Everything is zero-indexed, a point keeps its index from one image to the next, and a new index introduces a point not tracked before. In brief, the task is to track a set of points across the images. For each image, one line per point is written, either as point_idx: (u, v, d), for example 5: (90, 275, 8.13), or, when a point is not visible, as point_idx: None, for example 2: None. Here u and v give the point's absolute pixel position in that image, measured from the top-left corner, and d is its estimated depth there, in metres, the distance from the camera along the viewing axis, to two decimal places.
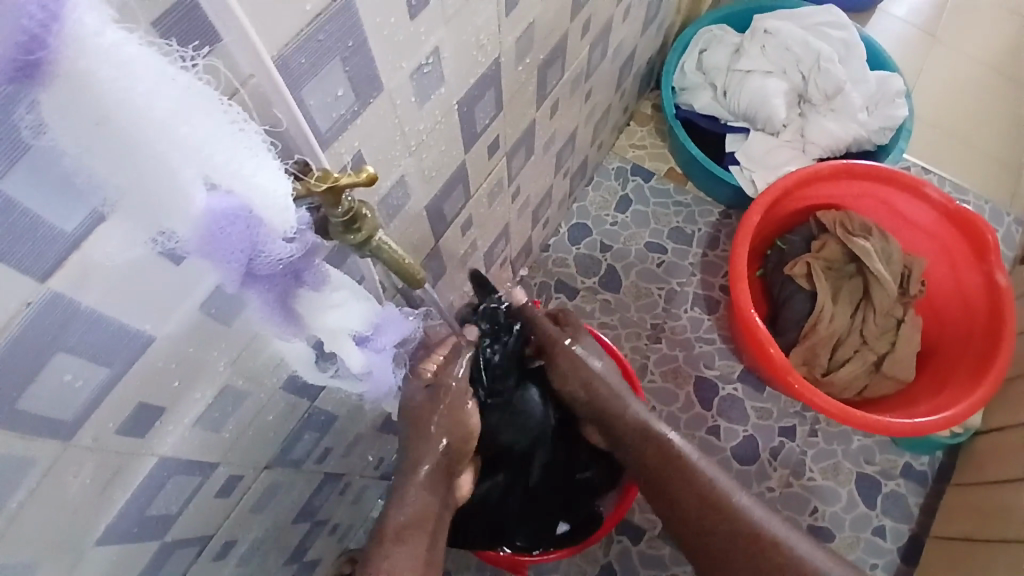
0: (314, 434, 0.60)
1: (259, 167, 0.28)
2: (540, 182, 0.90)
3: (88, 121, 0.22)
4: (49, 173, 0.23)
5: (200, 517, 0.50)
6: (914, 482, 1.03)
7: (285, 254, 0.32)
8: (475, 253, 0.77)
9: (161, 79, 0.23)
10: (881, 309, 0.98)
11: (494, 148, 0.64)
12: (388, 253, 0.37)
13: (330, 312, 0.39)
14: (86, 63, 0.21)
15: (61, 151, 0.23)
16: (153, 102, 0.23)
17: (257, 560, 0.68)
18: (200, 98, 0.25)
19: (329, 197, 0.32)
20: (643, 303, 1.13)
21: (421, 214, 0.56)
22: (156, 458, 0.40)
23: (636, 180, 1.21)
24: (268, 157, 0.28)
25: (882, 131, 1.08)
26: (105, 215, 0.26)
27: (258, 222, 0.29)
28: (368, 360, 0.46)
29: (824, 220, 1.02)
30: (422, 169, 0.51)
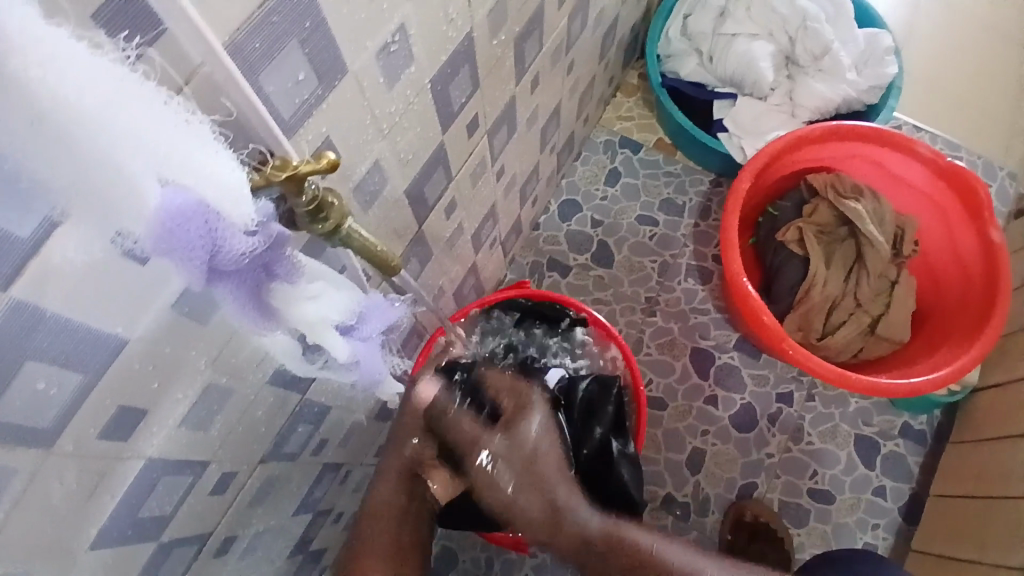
0: (309, 426, 0.60)
1: (209, 157, 0.27)
2: (526, 160, 0.88)
3: (25, 121, 0.21)
4: None
5: (196, 515, 0.49)
6: (913, 441, 1.04)
7: (250, 248, 0.31)
8: (462, 235, 0.76)
9: (95, 72, 0.22)
10: (875, 271, 0.97)
11: (473, 127, 0.63)
12: (360, 240, 0.36)
13: (309, 304, 0.38)
14: (15, 59, 0.20)
15: (1, 156, 0.22)
16: (90, 96, 0.22)
17: (261, 552, 0.68)
18: (140, 89, 0.24)
19: (291, 185, 0.31)
20: (637, 277, 1.12)
21: (402, 199, 0.55)
22: (143, 459, 0.39)
23: (624, 152, 1.19)
24: (218, 147, 0.28)
25: (872, 90, 1.05)
26: (60, 220, 0.25)
27: (216, 215, 0.29)
28: (354, 350, 0.46)
29: (814, 184, 1.01)
30: (397, 152, 0.49)
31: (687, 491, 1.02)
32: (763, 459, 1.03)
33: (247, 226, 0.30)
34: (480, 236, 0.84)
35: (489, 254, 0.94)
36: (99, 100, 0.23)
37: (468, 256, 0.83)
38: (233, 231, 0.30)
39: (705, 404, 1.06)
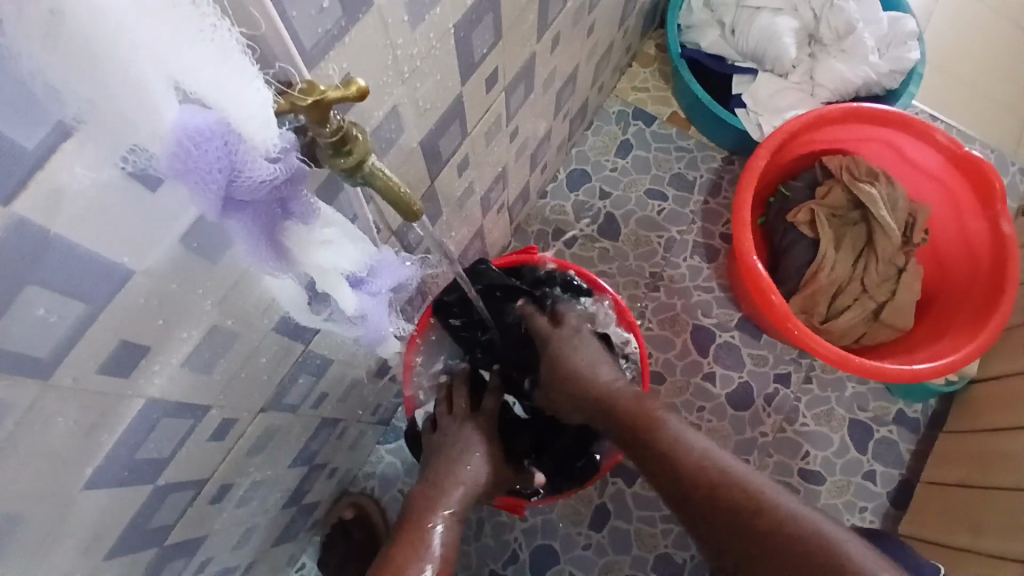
0: (310, 378, 0.60)
1: (232, 73, 0.26)
2: (539, 124, 0.86)
3: (43, 13, 0.20)
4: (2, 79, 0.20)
5: (194, 460, 0.49)
6: (906, 429, 1.04)
7: (269, 176, 0.30)
8: (472, 196, 0.75)
9: None
10: (883, 257, 0.96)
11: (492, 82, 0.60)
12: (382, 180, 0.34)
13: (322, 248, 0.37)
14: None
15: (12, 51, 0.20)
16: None
17: (256, 502, 0.68)
18: None
19: (314, 114, 0.29)
20: (642, 251, 1.11)
21: (416, 150, 0.53)
22: (144, 399, 0.39)
23: (637, 124, 1.17)
24: (243, 63, 0.26)
25: (892, 74, 1.03)
26: (72, 130, 0.23)
27: (236, 137, 0.28)
28: (363, 303, 0.45)
29: (829, 165, 0.99)
30: (416, 100, 0.47)
31: None
32: (757, 438, 1.04)
33: (267, 155, 0.29)
34: (489, 198, 0.83)
35: (496, 219, 0.92)
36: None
37: (475, 219, 0.82)
38: (252, 158, 0.29)
39: (702, 381, 1.06)
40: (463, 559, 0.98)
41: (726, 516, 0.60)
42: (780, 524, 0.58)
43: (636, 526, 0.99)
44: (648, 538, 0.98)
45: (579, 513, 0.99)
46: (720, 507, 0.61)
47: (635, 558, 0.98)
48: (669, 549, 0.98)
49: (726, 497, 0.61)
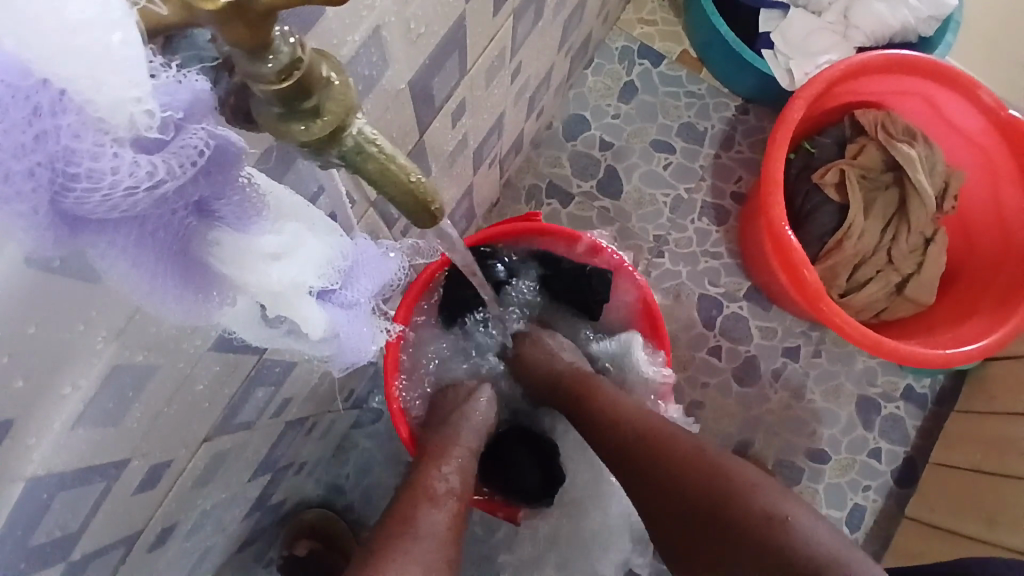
0: (269, 389, 0.47)
1: None
2: (542, 59, 0.71)
3: None
4: None
5: (117, 519, 0.36)
6: (914, 404, 0.99)
7: (143, 173, 0.19)
8: (465, 149, 0.60)
9: None
10: (914, 226, 0.87)
11: (500, 1, 0.45)
12: (373, 158, 0.23)
13: (273, 266, 0.25)
14: None
15: None
16: None
17: (210, 527, 0.56)
18: None
19: (246, 35, 0.18)
20: (646, 211, 0.99)
21: (404, 93, 0.39)
22: (23, 482, 0.25)
23: (643, 64, 1.02)
24: None
25: (931, 20, 0.89)
26: None
27: (63, 101, 0.17)
28: (342, 325, 0.32)
29: (862, 120, 0.88)
30: (406, 19, 0.33)
31: None
32: (763, 416, 0.97)
33: (116, 139, 0.18)
34: (483, 152, 0.68)
35: (486, 174, 0.78)
36: None
37: (466, 176, 0.67)
38: (83, 147, 0.17)
39: (707, 355, 0.97)
40: None
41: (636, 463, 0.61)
42: (690, 467, 0.57)
43: None
44: None
45: None
46: (635, 464, 0.61)
47: None
48: None
49: (647, 450, 0.60)
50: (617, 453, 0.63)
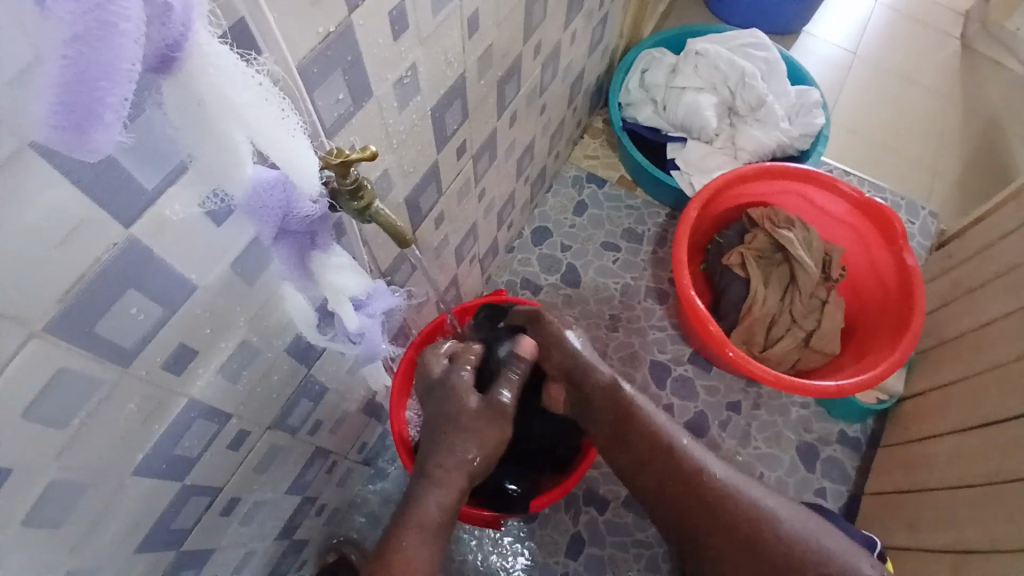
0: (309, 403, 0.69)
1: (302, 149, 0.37)
2: (503, 185, 1.00)
3: (192, 106, 0.30)
4: (149, 135, 0.31)
5: (214, 467, 0.57)
6: (848, 446, 1.16)
7: (312, 213, 0.41)
8: (447, 246, 0.87)
9: (243, 79, 0.31)
10: (806, 290, 1.11)
11: (461, 151, 0.74)
12: (385, 218, 0.45)
13: (337, 272, 0.49)
14: (202, 64, 0.29)
15: (152, 118, 0.30)
16: (239, 95, 0.31)
17: (256, 526, 0.74)
18: (269, 96, 0.33)
19: (340, 169, 0.40)
20: (602, 296, 1.24)
21: (401, 205, 0.66)
22: (187, 399, 0.48)
23: (590, 187, 1.33)
24: (306, 141, 0.37)
25: (803, 137, 1.22)
26: (187, 166, 0.34)
27: (291, 186, 0.38)
28: (362, 322, 0.57)
29: (753, 215, 1.15)
30: (402, 165, 0.61)
31: None
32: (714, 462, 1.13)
33: (310, 199, 0.40)
34: (462, 249, 0.95)
35: (469, 269, 1.04)
36: (243, 97, 0.31)
37: (451, 267, 0.94)
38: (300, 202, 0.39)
39: (662, 411, 1.16)
40: None
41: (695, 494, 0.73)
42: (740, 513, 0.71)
43: (610, 551, 1.06)
44: (621, 561, 1.05)
45: (556, 543, 1.06)
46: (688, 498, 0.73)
47: None
48: (642, 571, 1.05)
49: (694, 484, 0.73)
50: (673, 483, 0.74)
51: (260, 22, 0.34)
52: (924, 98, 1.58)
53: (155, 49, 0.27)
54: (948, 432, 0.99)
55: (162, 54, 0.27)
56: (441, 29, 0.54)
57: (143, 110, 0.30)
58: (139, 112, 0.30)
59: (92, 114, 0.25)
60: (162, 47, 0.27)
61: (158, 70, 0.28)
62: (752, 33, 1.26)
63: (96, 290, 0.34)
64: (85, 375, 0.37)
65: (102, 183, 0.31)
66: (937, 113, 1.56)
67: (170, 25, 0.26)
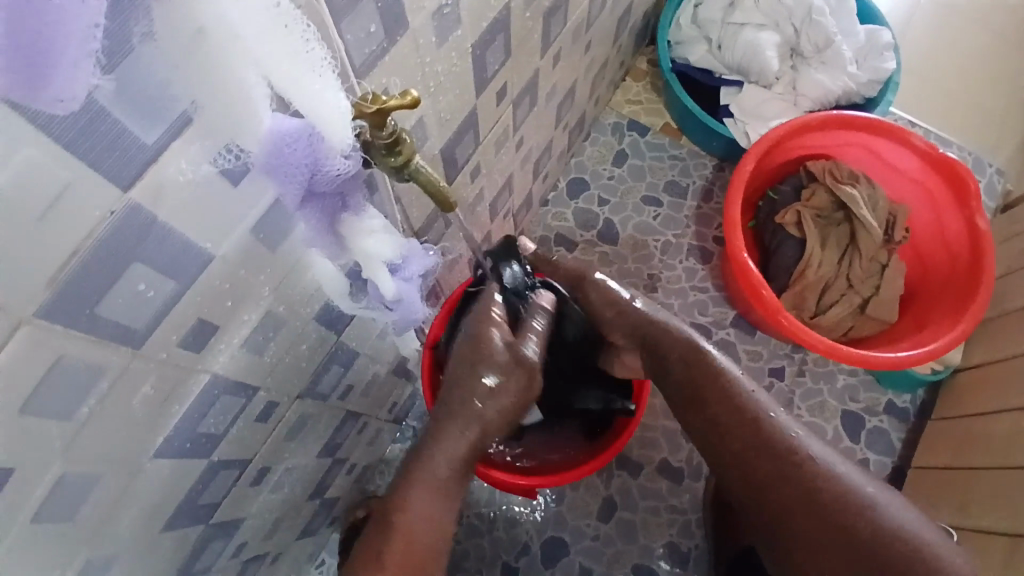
0: (339, 370, 0.64)
1: (326, 86, 0.30)
2: (541, 134, 0.92)
3: (189, 35, 0.25)
4: (137, 78, 0.25)
5: (241, 440, 0.53)
6: (896, 417, 1.09)
7: (342, 171, 0.34)
8: (482, 201, 0.80)
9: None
10: (867, 254, 1.02)
11: (502, 96, 0.67)
12: (425, 177, 0.39)
13: (370, 237, 0.42)
14: None
15: (143, 54, 0.24)
16: (243, 20, 0.26)
17: (285, 492, 0.72)
18: (284, 21, 0.27)
19: (375, 119, 0.34)
20: (640, 254, 1.17)
21: (436, 157, 0.59)
22: (209, 375, 0.43)
23: (632, 135, 1.23)
24: (334, 80, 0.30)
25: (872, 83, 1.10)
26: (192, 118, 0.28)
27: (319, 139, 0.32)
28: (399, 288, 0.51)
29: (813, 169, 1.06)
30: (438, 112, 0.53)
31: (683, 456, 1.06)
32: None
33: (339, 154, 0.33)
34: (497, 205, 0.89)
35: (502, 225, 0.98)
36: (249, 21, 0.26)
37: (484, 223, 0.87)
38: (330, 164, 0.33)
39: None
40: (476, 552, 1.02)
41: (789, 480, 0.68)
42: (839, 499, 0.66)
43: (642, 515, 1.03)
44: (653, 527, 1.03)
45: (587, 506, 1.03)
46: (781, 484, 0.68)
47: (641, 547, 1.02)
48: (674, 537, 1.02)
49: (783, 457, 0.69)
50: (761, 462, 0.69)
51: None
52: (1000, 41, 1.42)
53: None
54: (1005, 411, 0.93)
55: None
56: None
57: (130, 45, 0.23)
58: (125, 46, 0.23)
59: (51, 51, 0.20)
60: None
61: None
62: None
63: (95, 264, 0.29)
64: (89, 362, 0.32)
65: (87, 138, 0.25)
66: (1015, 58, 1.41)
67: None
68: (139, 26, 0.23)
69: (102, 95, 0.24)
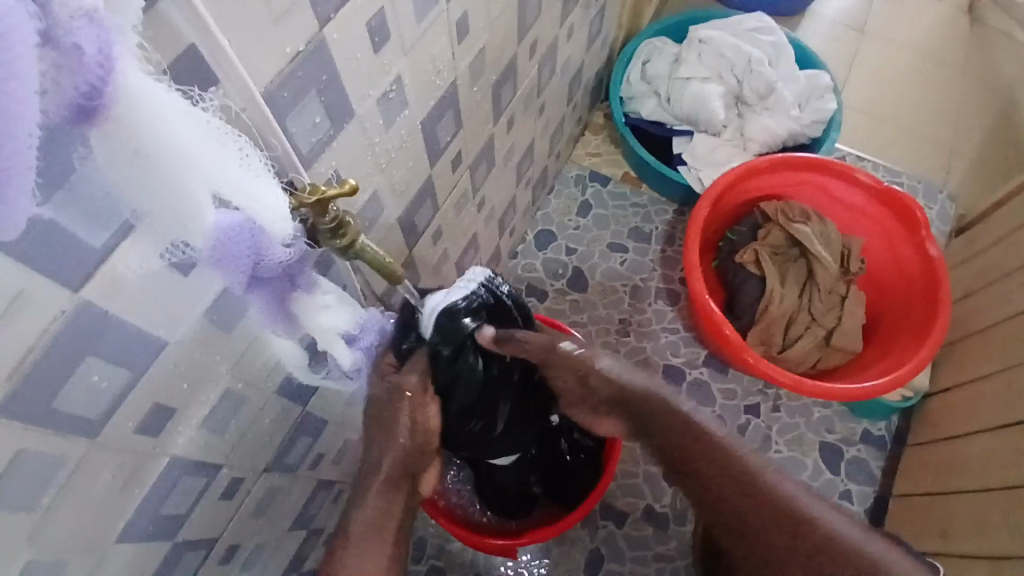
0: (308, 439, 0.64)
1: (263, 188, 0.32)
2: (503, 192, 0.96)
3: (128, 154, 0.27)
4: (83, 194, 0.27)
5: (206, 519, 0.53)
6: (874, 447, 1.11)
7: (285, 258, 0.37)
8: (447, 261, 0.83)
9: (186, 118, 0.27)
10: (824, 287, 1.06)
11: (457, 162, 0.70)
12: (372, 254, 0.41)
13: (323, 312, 0.45)
14: (132, 108, 0.25)
15: (90, 172, 0.27)
16: (182, 138, 0.27)
17: (259, 568, 0.70)
18: (218, 134, 0.29)
19: (317, 208, 0.36)
20: (610, 300, 1.19)
21: (394, 226, 0.61)
22: (169, 457, 0.44)
23: (594, 186, 1.28)
24: (270, 179, 0.33)
25: (815, 124, 1.17)
26: (134, 226, 0.30)
27: (260, 230, 0.34)
28: (355, 357, 0.54)
29: (766, 210, 1.10)
30: (392, 184, 0.56)
31: (666, 501, 1.05)
32: None
33: (282, 242, 0.35)
34: (463, 262, 0.91)
35: None
36: (189, 138, 0.28)
37: (452, 282, 0.89)
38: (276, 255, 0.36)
39: None
40: None
41: (769, 527, 0.58)
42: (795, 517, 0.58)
43: (630, 566, 1.02)
44: None
45: (574, 559, 1.02)
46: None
47: None
48: None
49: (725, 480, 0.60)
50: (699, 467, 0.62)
51: (216, 51, 0.30)
52: (937, 74, 1.51)
53: (68, 97, 0.23)
54: (976, 433, 0.95)
55: (77, 103, 0.24)
56: (427, 35, 0.50)
57: (72, 166, 0.26)
58: (67, 168, 0.26)
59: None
60: (77, 95, 0.23)
61: (77, 123, 0.24)
62: (756, 17, 1.21)
63: (49, 362, 0.30)
64: (44, 456, 0.33)
65: (38, 248, 0.27)
66: (951, 89, 1.50)
67: (80, 68, 0.23)
68: (78, 152, 0.26)
69: (47, 214, 0.26)
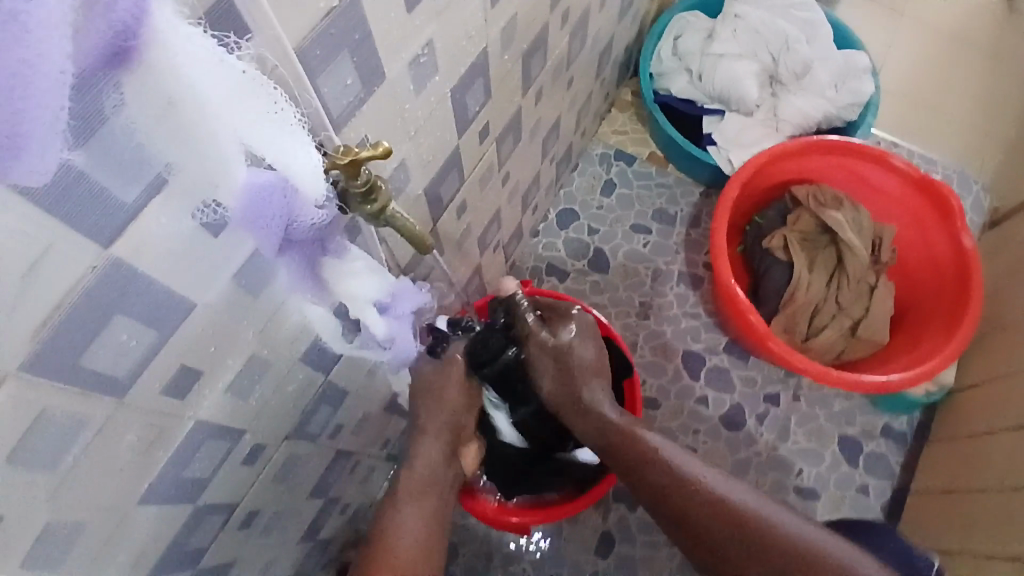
0: (329, 409, 0.64)
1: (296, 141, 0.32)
2: (528, 168, 0.94)
3: (160, 100, 0.26)
4: (115, 145, 0.26)
5: (228, 484, 0.53)
6: (894, 440, 1.09)
7: (316, 220, 0.37)
8: (470, 236, 0.82)
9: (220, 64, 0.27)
10: (854, 276, 1.03)
11: (484, 134, 0.68)
12: (401, 222, 0.40)
13: (350, 278, 0.45)
14: (165, 53, 0.25)
15: (121, 121, 0.26)
16: (212, 83, 0.27)
17: (277, 534, 0.71)
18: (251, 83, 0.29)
19: (349, 170, 0.35)
20: (631, 282, 1.18)
21: (420, 197, 0.60)
22: (194, 421, 0.44)
23: (619, 165, 1.26)
24: (302, 134, 0.32)
25: (851, 106, 1.12)
26: (168, 180, 0.29)
27: (292, 190, 0.34)
28: (386, 324, 0.53)
29: (797, 194, 1.07)
30: (419, 153, 0.55)
31: None
32: (752, 456, 1.08)
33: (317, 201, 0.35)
34: (485, 238, 0.90)
35: (492, 258, 0.99)
36: (220, 85, 0.27)
37: (473, 258, 0.88)
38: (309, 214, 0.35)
39: (696, 403, 1.11)
40: None
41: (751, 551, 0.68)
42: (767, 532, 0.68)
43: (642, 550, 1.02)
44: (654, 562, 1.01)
45: (585, 540, 1.02)
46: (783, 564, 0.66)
47: None
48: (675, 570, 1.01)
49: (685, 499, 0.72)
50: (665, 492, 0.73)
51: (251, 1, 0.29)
52: (977, 60, 1.46)
53: (102, 40, 0.23)
54: (1000, 429, 0.93)
55: (110, 46, 0.23)
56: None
57: (104, 116, 0.25)
58: (99, 118, 0.25)
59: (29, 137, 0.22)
60: (110, 37, 0.23)
61: (111, 66, 0.24)
62: None
63: (78, 319, 0.30)
64: (72, 416, 0.33)
65: (67, 200, 0.26)
66: (992, 76, 1.44)
67: (114, 8, 0.22)
68: (111, 98, 0.25)
69: (76, 162, 0.25)
